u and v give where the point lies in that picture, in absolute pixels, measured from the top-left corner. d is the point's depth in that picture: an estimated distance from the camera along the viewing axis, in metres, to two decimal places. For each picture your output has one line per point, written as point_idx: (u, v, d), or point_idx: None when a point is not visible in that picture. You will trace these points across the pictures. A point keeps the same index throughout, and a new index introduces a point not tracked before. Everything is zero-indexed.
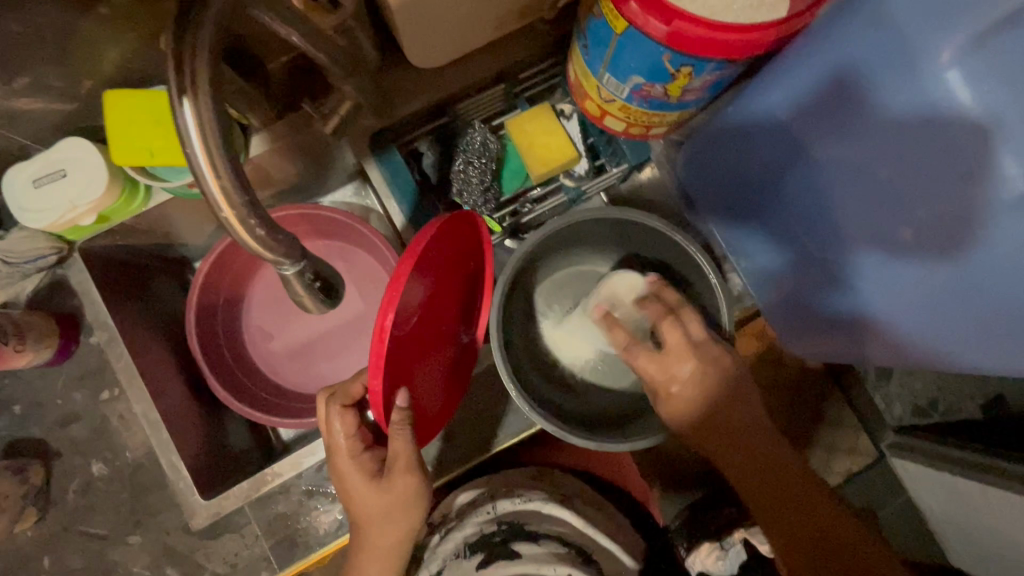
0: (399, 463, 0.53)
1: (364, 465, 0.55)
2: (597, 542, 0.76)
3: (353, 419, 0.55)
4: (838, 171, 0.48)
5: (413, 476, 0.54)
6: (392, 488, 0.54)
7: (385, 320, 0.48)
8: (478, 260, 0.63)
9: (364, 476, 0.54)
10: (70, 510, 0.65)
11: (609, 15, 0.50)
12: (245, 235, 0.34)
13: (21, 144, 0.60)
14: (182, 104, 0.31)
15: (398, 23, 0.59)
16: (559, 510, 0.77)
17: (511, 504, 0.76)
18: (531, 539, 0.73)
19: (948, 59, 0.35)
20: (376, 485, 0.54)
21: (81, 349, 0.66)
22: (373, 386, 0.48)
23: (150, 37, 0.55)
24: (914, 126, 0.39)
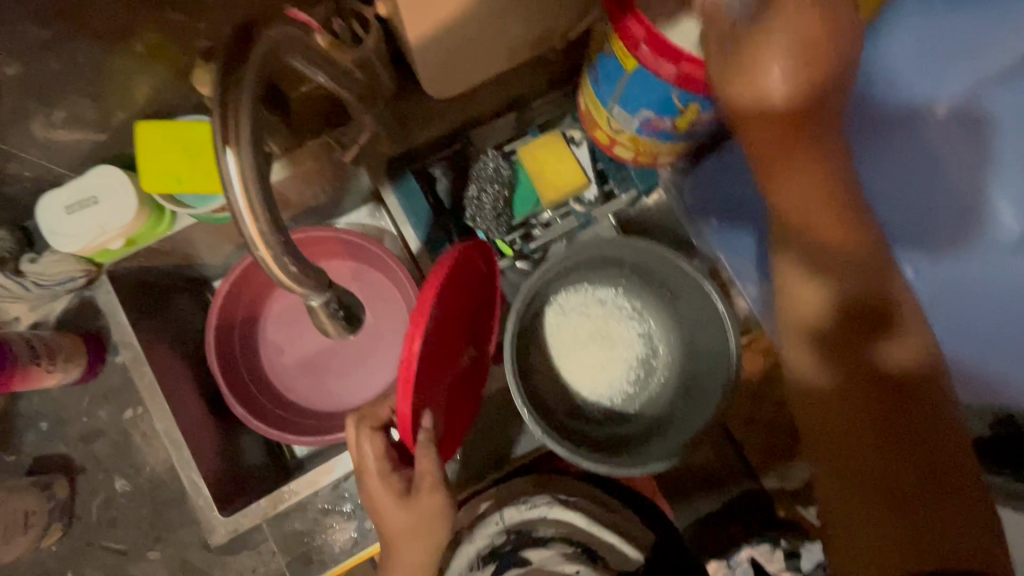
0: (425, 479, 0.56)
1: (391, 485, 0.56)
2: (602, 538, 0.78)
3: (381, 440, 0.58)
4: (888, 176, 0.64)
5: (439, 493, 0.56)
6: (419, 505, 0.56)
7: (412, 346, 0.51)
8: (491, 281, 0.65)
9: (392, 494, 0.56)
10: (93, 525, 0.66)
11: (620, 54, 0.52)
12: (278, 270, 0.36)
13: (55, 172, 0.63)
14: (224, 152, 0.33)
15: (416, 57, 0.62)
16: (567, 513, 0.78)
17: (517, 511, 0.77)
18: (540, 543, 0.76)
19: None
20: (403, 504, 0.56)
21: (106, 368, 0.68)
22: (402, 408, 0.51)
23: (180, 71, 0.57)
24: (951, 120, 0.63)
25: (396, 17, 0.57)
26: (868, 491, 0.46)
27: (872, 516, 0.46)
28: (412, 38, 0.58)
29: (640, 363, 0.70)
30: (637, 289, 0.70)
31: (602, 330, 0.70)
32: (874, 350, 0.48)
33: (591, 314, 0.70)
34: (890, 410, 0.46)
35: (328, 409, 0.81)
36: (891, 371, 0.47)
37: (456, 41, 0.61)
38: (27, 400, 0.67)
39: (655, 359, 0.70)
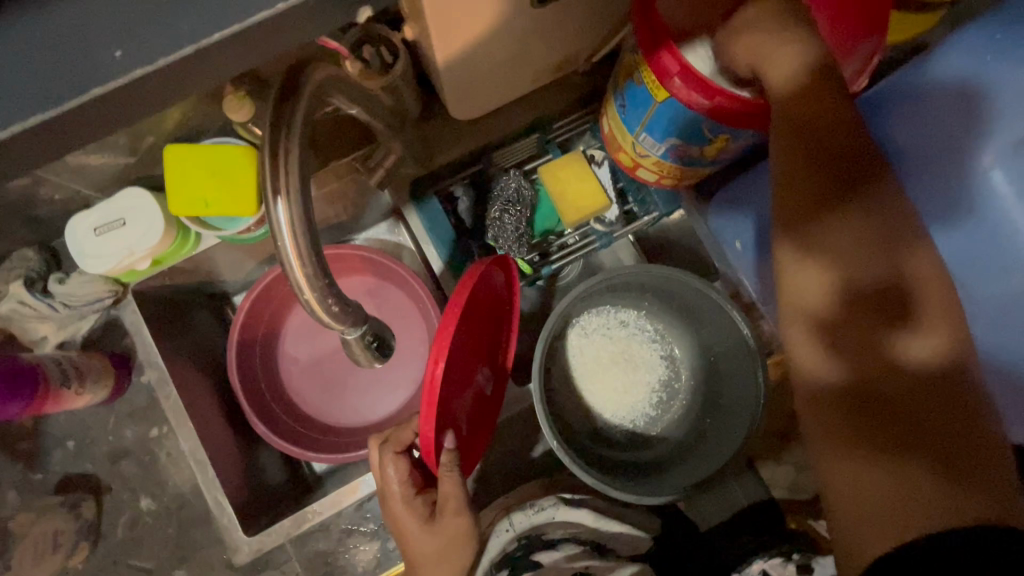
0: (449, 505, 0.57)
1: (417, 509, 0.58)
2: (609, 530, 0.76)
3: (405, 464, 0.59)
4: None
5: (465, 515, 0.57)
6: (443, 529, 0.57)
7: (434, 371, 0.51)
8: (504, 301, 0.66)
9: (417, 520, 0.58)
10: (119, 543, 0.67)
11: (650, 84, 0.52)
12: (322, 312, 0.38)
13: (84, 195, 0.64)
14: (275, 202, 0.35)
15: (441, 81, 0.62)
16: (575, 513, 0.74)
17: (525, 515, 0.73)
18: (550, 545, 0.74)
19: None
20: (429, 527, 0.58)
21: (132, 387, 0.69)
22: (426, 435, 0.52)
23: (210, 97, 0.58)
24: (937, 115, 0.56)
25: (424, 44, 0.58)
26: (880, 500, 0.40)
27: (881, 531, 0.39)
28: (439, 65, 0.59)
29: (663, 387, 0.71)
30: (659, 311, 0.71)
31: (624, 353, 0.71)
32: (884, 340, 0.43)
33: (608, 335, 0.71)
34: (900, 403, 0.42)
35: (348, 424, 0.81)
36: (910, 364, 0.42)
37: (483, 67, 0.62)
38: (54, 418, 0.68)
39: (675, 379, 0.71)
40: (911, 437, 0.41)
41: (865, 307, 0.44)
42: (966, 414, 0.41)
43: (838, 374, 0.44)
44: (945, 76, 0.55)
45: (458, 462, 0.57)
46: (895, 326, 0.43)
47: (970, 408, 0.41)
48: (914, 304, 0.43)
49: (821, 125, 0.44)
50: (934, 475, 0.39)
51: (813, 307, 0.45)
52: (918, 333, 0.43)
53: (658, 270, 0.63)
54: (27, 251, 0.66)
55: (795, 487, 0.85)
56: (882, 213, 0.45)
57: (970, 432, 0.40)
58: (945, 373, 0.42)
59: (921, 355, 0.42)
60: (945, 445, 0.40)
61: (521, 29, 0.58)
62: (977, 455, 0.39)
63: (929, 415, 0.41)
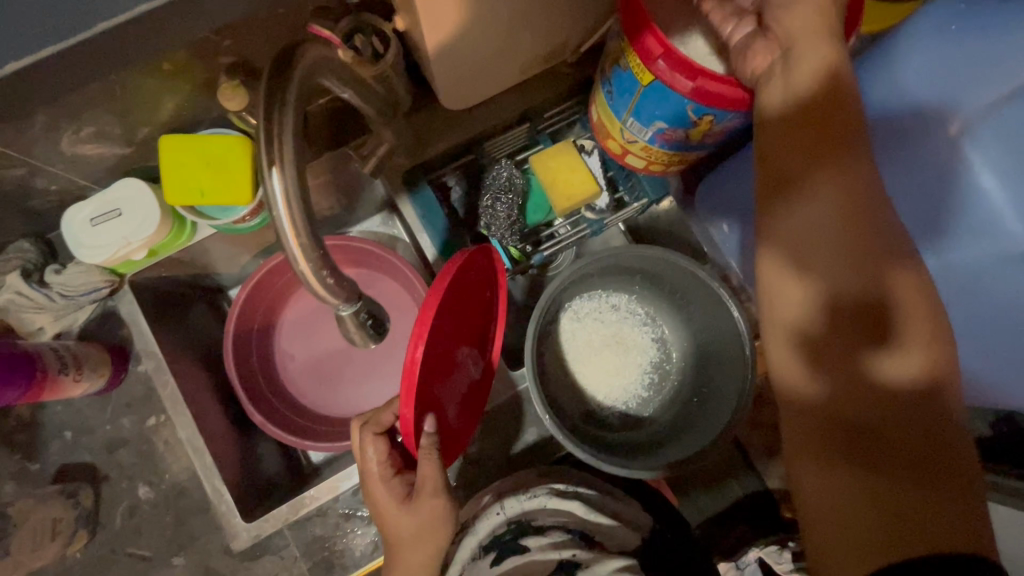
0: (426, 487, 0.58)
1: (394, 490, 0.60)
2: (600, 524, 0.75)
3: (384, 445, 0.61)
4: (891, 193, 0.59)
5: (439, 499, 0.58)
6: (419, 511, 0.59)
7: (414, 353, 0.53)
8: (493, 290, 0.67)
9: (394, 500, 0.59)
10: (117, 532, 0.67)
11: (635, 68, 0.54)
12: (316, 283, 0.39)
13: (80, 185, 0.65)
14: (270, 173, 0.36)
15: (433, 71, 0.63)
16: (567, 503, 0.74)
17: (517, 501, 0.73)
18: (539, 532, 0.74)
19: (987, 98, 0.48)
20: (405, 508, 0.59)
21: (129, 376, 0.70)
22: (405, 416, 0.53)
23: (204, 87, 0.59)
24: (922, 96, 0.50)
25: (415, 34, 0.59)
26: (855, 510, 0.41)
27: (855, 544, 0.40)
28: (431, 53, 0.59)
29: (654, 368, 0.72)
30: (648, 295, 0.72)
31: (615, 336, 0.72)
32: (865, 359, 0.43)
33: (599, 319, 0.72)
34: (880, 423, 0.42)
35: (342, 415, 0.81)
36: (888, 381, 0.42)
37: (474, 58, 0.63)
38: (51, 409, 0.68)
39: (665, 363, 0.72)
40: (889, 452, 0.41)
41: (846, 326, 0.44)
42: (944, 435, 0.41)
43: (820, 386, 0.45)
44: (915, 62, 0.50)
45: (439, 445, 0.58)
46: (876, 344, 0.43)
47: (947, 425, 0.41)
48: (899, 321, 0.43)
49: (791, 135, 0.46)
50: (908, 490, 0.40)
51: (798, 318, 0.46)
52: (898, 352, 0.43)
53: (648, 249, 0.64)
54: (24, 243, 0.67)
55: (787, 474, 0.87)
56: (872, 226, 0.44)
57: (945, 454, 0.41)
58: (926, 393, 0.42)
59: (900, 372, 0.42)
60: (921, 461, 0.40)
61: (510, 18, 0.59)
62: (951, 472, 0.40)
63: (910, 439, 0.41)
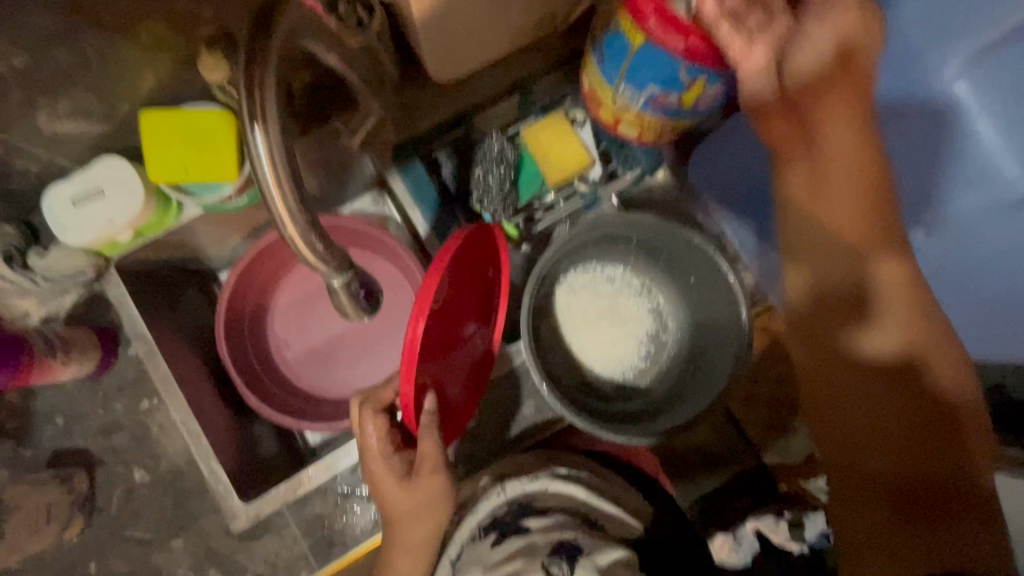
0: (426, 463, 0.58)
1: (393, 467, 0.59)
2: (603, 510, 0.74)
3: (385, 421, 0.60)
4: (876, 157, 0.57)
5: (439, 475, 0.59)
6: (419, 486, 0.59)
7: (414, 330, 0.53)
8: (495, 271, 0.67)
9: (394, 476, 0.59)
10: (114, 516, 0.67)
11: (627, 28, 0.54)
12: (304, 248, 0.38)
13: (61, 165, 0.63)
14: (252, 130, 0.35)
15: (420, 39, 0.61)
16: (568, 486, 0.75)
17: (518, 483, 0.74)
18: (540, 513, 0.71)
19: (954, 71, 0.45)
20: (404, 484, 0.59)
21: (120, 360, 0.69)
22: (404, 393, 0.53)
23: (185, 59, 0.57)
24: (918, 49, 0.47)
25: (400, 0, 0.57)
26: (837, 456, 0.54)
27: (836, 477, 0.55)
28: (417, 20, 0.58)
29: (651, 340, 0.72)
30: (644, 266, 0.72)
31: (611, 308, 0.72)
32: (847, 338, 0.53)
33: (595, 291, 0.72)
34: (866, 398, 0.52)
35: (339, 397, 0.81)
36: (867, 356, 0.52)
37: (461, 26, 0.61)
38: (42, 395, 0.67)
39: (665, 340, 0.72)
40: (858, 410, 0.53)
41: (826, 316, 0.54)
42: (917, 398, 0.51)
43: (810, 358, 0.55)
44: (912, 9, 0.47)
45: (439, 421, 0.58)
46: (859, 324, 0.52)
47: (923, 390, 0.51)
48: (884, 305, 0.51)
49: (775, 116, 0.49)
50: (877, 440, 0.52)
51: (806, 302, 0.55)
52: (878, 330, 0.52)
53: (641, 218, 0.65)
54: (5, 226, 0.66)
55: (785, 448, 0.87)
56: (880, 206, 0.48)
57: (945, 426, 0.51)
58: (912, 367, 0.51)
59: (884, 348, 0.52)
60: (884, 419, 0.52)
61: None
62: (931, 427, 0.50)
63: (882, 402, 0.52)
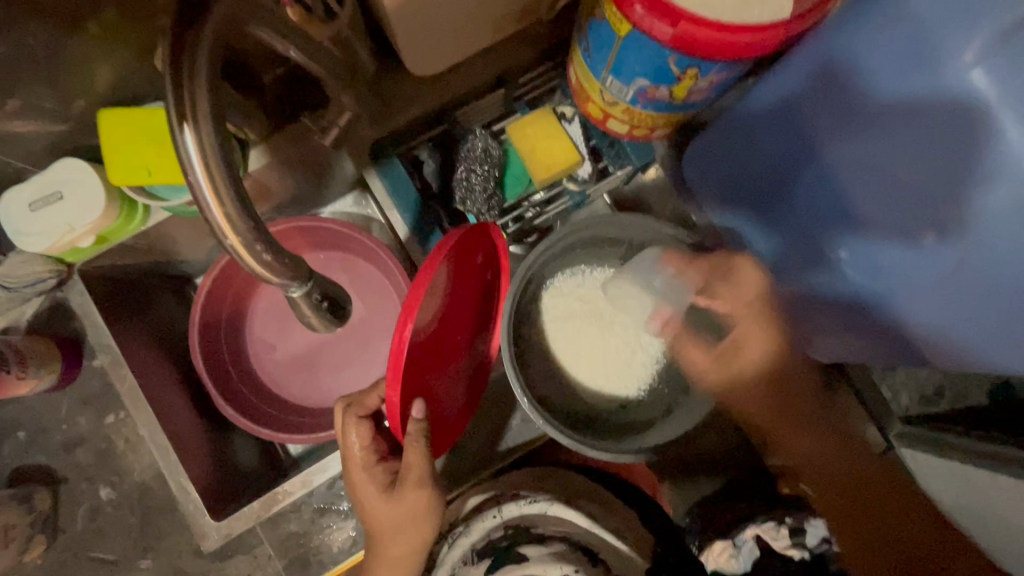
0: (411, 476, 0.54)
1: (376, 477, 0.56)
2: (605, 541, 0.74)
3: (369, 428, 0.57)
4: (851, 169, 0.50)
5: (424, 489, 0.55)
6: (403, 500, 0.55)
7: (403, 332, 0.49)
8: (493, 272, 0.63)
9: (376, 486, 0.55)
10: (79, 536, 0.64)
11: (612, 17, 0.50)
12: (250, 260, 0.34)
13: (17, 166, 0.60)
14: (182, 129, 0.32)
15: (394, 29, 0.58)
16: (568, 512, 0.75)
17: (517, 506, 0.74)
18: (537, 540, 0.71)
19: (974, 57, 0.37)
20: (387, 497, 0.55)
21: (84, 372, 0.65)
22: (390, 399, 0.50)
23: (142, 52, 0.54)
24: (922, 20, 0.39)
25: None
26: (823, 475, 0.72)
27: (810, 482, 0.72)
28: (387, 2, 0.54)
29: (647, 349, 0.68)
30: None
31: (600, 314, 0.68)
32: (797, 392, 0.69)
33: (586, 296, 0.68)
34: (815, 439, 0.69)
35: (320, 406, 0.77)
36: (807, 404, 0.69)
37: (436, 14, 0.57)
38: (4, 408, 0.64)
39: (661, 351, 0.68)
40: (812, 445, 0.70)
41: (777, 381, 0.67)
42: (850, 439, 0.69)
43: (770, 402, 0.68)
44: None
45: (427, 432, 0.54)
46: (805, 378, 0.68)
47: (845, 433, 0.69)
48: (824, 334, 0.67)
49: None
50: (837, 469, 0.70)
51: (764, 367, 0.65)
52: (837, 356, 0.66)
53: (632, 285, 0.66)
54: None
55: None
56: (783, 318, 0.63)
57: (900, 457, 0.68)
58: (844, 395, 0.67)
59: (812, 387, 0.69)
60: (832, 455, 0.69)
61: None
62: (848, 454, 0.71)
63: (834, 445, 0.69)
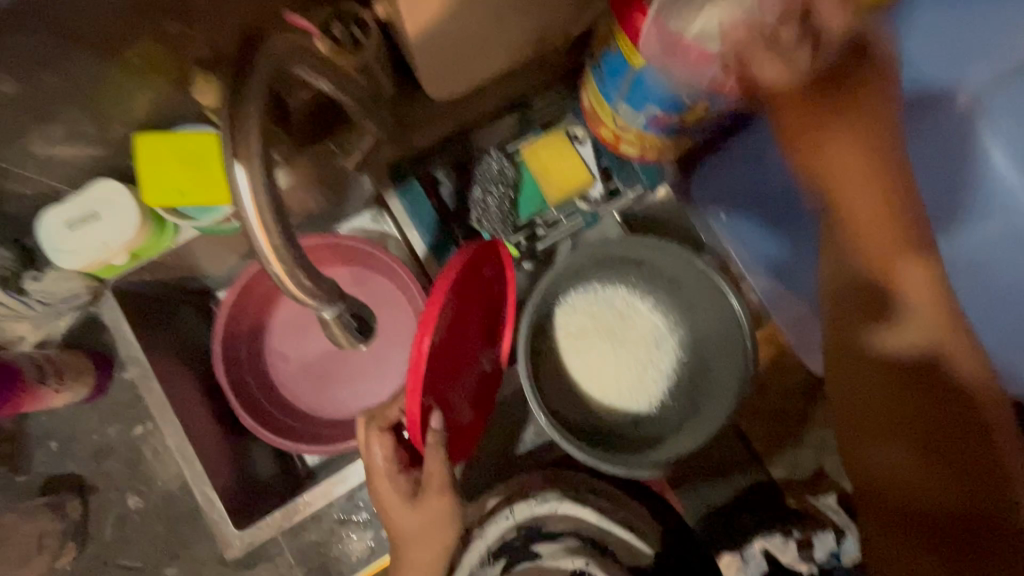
0: (434, 481, 0.56)
1: (399, 486, 0.57)
2: (614, 533, 0.75)
3: (391, 440, 0.58)
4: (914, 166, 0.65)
5: (447, 495, 0.57)
6: (426, 506, 0.57)
7: (422, 345, 0.51)
8: (502, 287, 0.65)
9: (400, 496, 0.57)
10: (106, 543, 0.66)
11: (626, 50, 0.52)
12: (292, 284, 0.38)
13: (56, 188, 0.62)
14: (236, 167, 0.35)
15: (416, 57, 0.61)
16: (579, 508, 0.73)
17: (527, 506, 0.72)
18: (550, 537, 0.74)
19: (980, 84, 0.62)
20: (411, 504, 0.57)
21: (114, 384, 0.68)
22: (411, 412, 0.51)
23: (179, 82, 0.57)
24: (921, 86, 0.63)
25: (395, 19, 0.57)
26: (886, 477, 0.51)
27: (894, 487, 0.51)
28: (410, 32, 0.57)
29: (656, 363, 0.70)
30: (646, 288, 0.70)
31: (611, 329, 0.71)
32: (868, 333, 0.52)
33: (598, 313, 0.70)
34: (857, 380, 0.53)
35: (339, 418, 0.79)
36: (875, 353, 0.52)
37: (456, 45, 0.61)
38: (37, 419, 0.67)
39: (672, 366, 0.70)
40: (859, 403, 0.53)
41: (850, 315, 0.54)
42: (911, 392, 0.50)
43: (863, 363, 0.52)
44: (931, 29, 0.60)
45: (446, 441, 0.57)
46: (877, 323, 0.52)
47: (930, 390, 0.50)
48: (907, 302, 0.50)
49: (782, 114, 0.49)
50: (917, 449, 0.50)
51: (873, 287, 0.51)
52: (900, 329, 0.51)
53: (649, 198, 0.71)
54: None
55: (793, 463, 0.79)
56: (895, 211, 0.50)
57: (980, 451, 0.48)
58: (931, 370, 0.50)
59: (894, 345, 0.51)
60: (927, 422, 0.49)
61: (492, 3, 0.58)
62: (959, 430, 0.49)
63: (929, 408, 0.49)
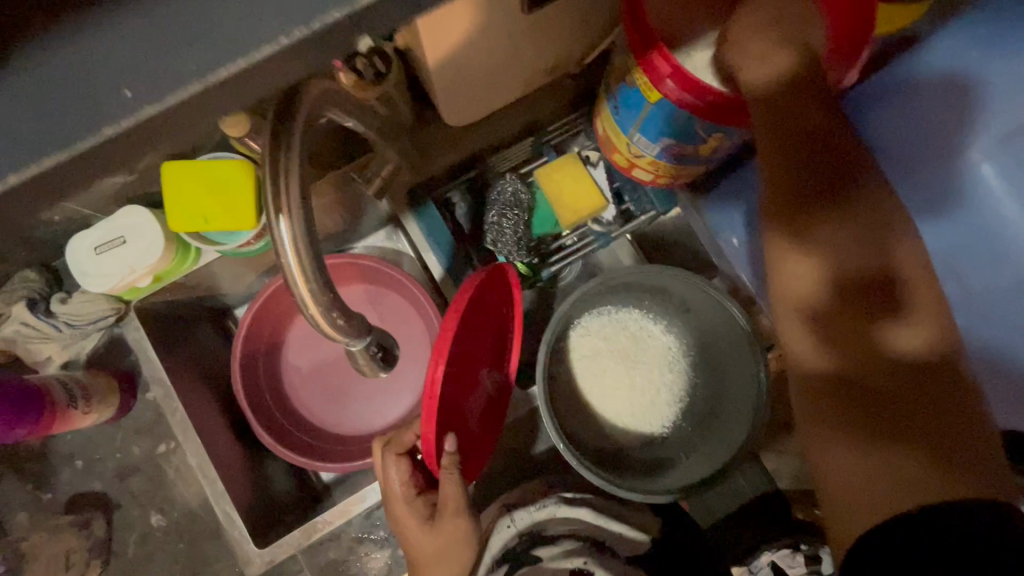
0: (448, 506, 0.57)
1: (417, 510, 0.59)
2: (612, 530, 0.75)
3: (407, 465, 0.60)
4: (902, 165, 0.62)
5: (463, 520, 0.58)
6: (443, 531, 0.58)
7: (434, 373, 0.52)
8: (509, 307, 0.66)
9: (418, 520, 0.58)
10: (131, 560, 0.68)
11: (642, 86, 0.53)
12: (327, 323, 0.39)
13: (83, 214, 0.64)
14: (277, 218, 0.36)
15: (435, 87, 0.62)
16: (575, 511, 0.74)
17: (527, 512, 0.73)
18: (550, 541, 0.74)
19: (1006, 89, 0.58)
20: (428, 529, 0.58)
21: (138, 404, 0.70)
22: (426, 436, 0.53)
23: None
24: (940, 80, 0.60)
25: (415, 51, 0.58)
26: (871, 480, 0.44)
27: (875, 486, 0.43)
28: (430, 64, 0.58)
29: (666, 383, 0.71)
30: (657, 309, 0.72)
31: (624, 351, 0.72)
32: (878, 331, 0.47)
33: (611, 335, 0.72)
34: (855, 376, 0.47)
35: (354, 434, 0.81)
36: (895, 353, 0.46)
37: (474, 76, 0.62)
38: (63, 438, 0.68)
39: (681, 387, 0.71)
40: (853, 394, 0.47)
41: (859, 307, 0.48)
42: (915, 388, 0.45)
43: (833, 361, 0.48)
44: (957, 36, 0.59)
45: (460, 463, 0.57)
46: (890, 319, 0.47)
47: (935, 388, 0.45)
48: (913, 302, 0.48)
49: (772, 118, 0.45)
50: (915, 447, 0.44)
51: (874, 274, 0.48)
52: (910, 325, 0.47)
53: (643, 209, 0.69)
54: (29, 272, 0.67)
55: (797, 475, 0.80)
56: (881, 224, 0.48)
57: (987, 461, 0.43)
58: (937, 372, 0.45)
59: (902, 343, 0.46)
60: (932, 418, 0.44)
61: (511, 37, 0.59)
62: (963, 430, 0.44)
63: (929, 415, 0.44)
